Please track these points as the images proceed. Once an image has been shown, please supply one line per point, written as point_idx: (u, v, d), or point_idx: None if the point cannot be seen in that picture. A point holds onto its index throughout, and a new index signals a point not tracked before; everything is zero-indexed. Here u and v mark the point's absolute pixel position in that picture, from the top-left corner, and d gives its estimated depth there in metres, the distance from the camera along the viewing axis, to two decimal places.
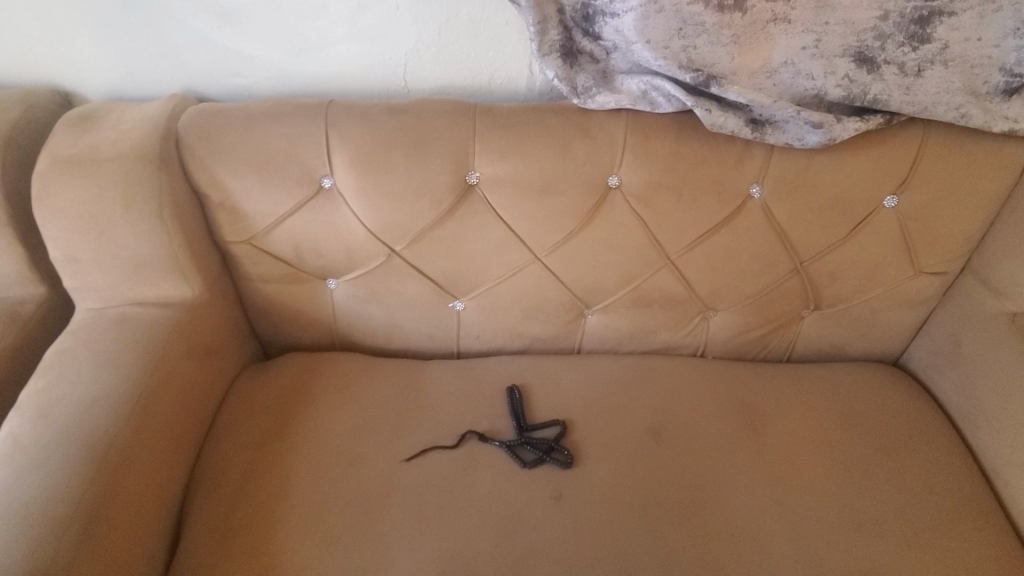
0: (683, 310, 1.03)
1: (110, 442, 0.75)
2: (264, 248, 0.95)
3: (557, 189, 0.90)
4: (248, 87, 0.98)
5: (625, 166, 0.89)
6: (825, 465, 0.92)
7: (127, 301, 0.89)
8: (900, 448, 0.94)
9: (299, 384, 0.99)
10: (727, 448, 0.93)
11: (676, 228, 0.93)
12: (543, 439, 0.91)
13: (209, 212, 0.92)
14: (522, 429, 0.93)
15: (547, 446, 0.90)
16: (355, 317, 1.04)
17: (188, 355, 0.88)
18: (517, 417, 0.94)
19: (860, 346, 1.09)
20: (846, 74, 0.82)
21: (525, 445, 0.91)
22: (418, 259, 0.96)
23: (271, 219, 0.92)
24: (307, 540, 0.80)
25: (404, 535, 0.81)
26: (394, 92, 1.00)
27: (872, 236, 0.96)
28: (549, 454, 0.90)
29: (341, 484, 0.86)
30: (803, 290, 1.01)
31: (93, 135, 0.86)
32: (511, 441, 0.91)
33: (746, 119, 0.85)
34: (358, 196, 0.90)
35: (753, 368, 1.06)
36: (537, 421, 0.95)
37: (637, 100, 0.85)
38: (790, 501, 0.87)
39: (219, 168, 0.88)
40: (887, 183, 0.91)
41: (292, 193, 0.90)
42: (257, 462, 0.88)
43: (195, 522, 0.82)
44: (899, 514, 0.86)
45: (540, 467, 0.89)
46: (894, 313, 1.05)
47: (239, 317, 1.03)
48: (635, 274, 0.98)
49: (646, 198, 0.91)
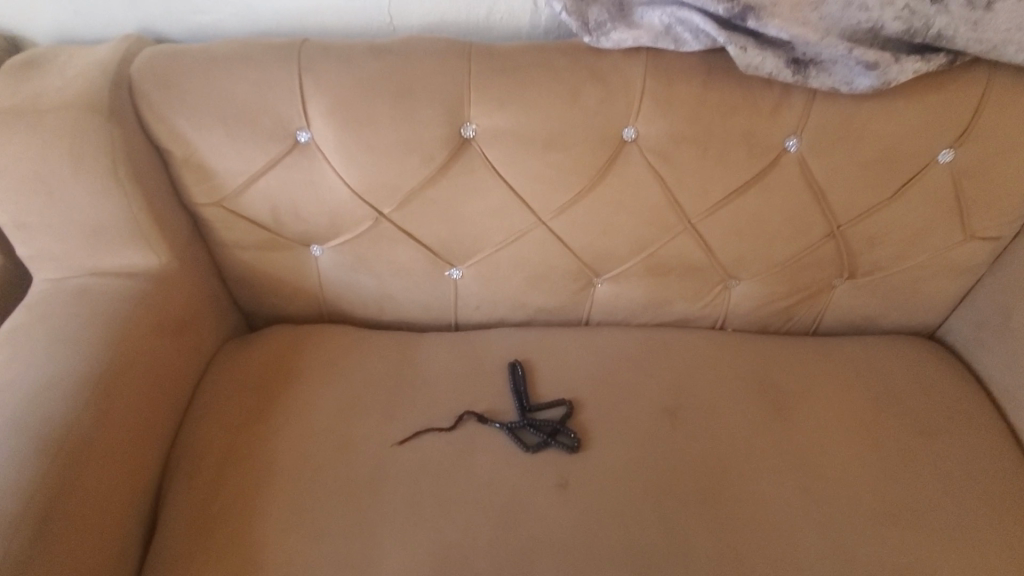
0: (703, 279, 0.93)
1: (70, 428, 0.68)
2: (238, 212, 0.86)
3: (565, 144, 0.79)
4: (213, 26, 0.86)
5: (643, 115, 0.77)
6: (857, 450, 0.84)
7: (88, 272, 0.81)
8: (939, 432, 0.86)
9: (284, 360, 0.92)
10: (749, 431, 0.85)
11: (699, 187, 0.83)
12: (546, 420, 0.83)
13: (173, 170, 0.82)
14: (525, 409, 0.85)
15: (550, 428, 0.83)
16: (343, 286, 0.95)
17: (157, 330, 0.80)
18: (519, 397, 0.86)
19: (895, 318, 1.00)
20: (907, 4, 0.70)
21: (528, 429, 0.83)
22: (409, 223, 0.87)
23: (243, 178, 0.82)
24: (291, 532, 0.74)
25: (396, 525, 0.75)
26: (378, 30, 0.88)
27: (919, 197, 0.85)
28: (552, 437, 0.82)
29: (327, 470, 0.79)
30: (837, 257, 0.91)
31: (34, 83, 0.75)
32: (513, 424, 0.84)
33: (787, 59, 0.73)
34: (339, 153, 0.80)
35: (776, 342, 0.97)
36: (540, 400, 0.87)
37: (658, 38, 0.74)
38: (819, 489, 0.80)
39: (181, 121, 0.78)
40: (942, 135, 0.80)
41: (264, 148, 0.79)
42: (239, 445, 0.82)
43: (172, 511, 0.76)
44: (937, 505, 0.79)
45: (542, 452, 0.82)
46: (935, 282, 0.95)
47: (215, 287, 0.94)
48: (651, 240, 0.88)
49: (665, 153, 0.80)
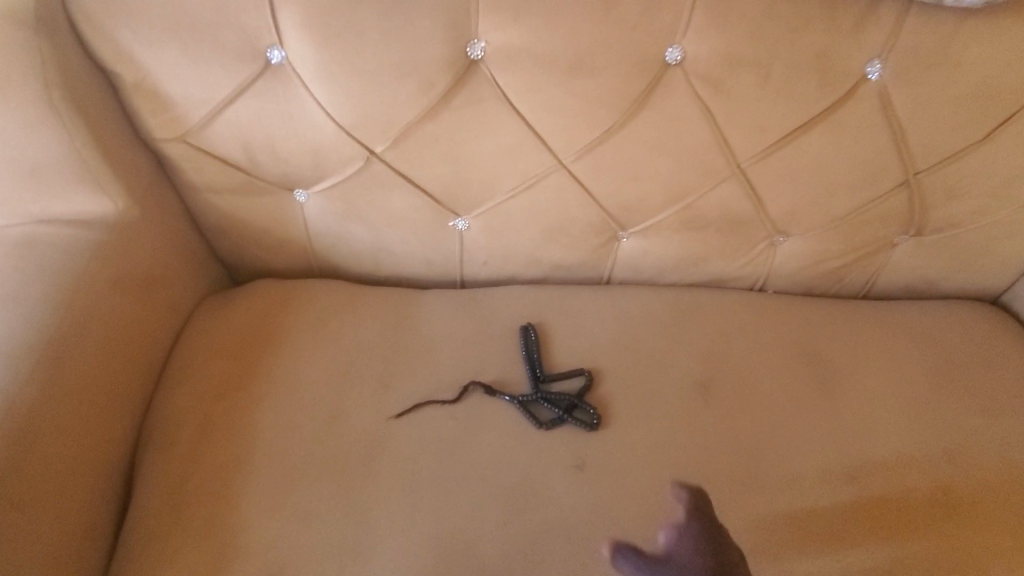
0: (746, 234, 0.80)
1: (13, 399, 0.59)
2: (206, 149, 0.73)
3: (594, 67, 0.65)
4: None
5: (692, 31, 0.63)
6: (912, 431, 0.74)
7: (33, 219, 0.69)
8: (1006, 413, 0.76)
9: (269, 319, 0.82)
10: (791, 407, 0.75)
11: (752, 124, 0.69)
12: (563, 395, 0.74)
13: (125, 97, 0.69)
14: (539, 381, 0.76)
15: (565, 403, 0.73)
16: (333, 237, 0.84)
17: (117, 287, 0.70)
18: (532, 367, 0.77)
19: (961, 281, 0.88)
20: None
21: (542, 403, 0.74)
22: (406, 165, 0.74)
23: (207, 108, 0.69)
24: (275, 514, 0.66)
25: (392, 509, 0.67)
26: None
27: (1015, 140, 0.71)
28: (569, 413, 0.73)
29: (316, 445, 0.71)
30: (905, 210, 0.78)
31: None
32: (526, 397, 0.74)
33: None
34: (320, 77, 0.66)
35: (824, 306, 0.86)
36: (555, 369, 0.77)
37: None
38: (868, 475, 0.71)
39: (126, 34, 0.64)
40: None
41: (230, 71, 0.66)
42: (217, 415, 0.73)
43: (144, 488, 0.68)
44: (1001, 497, 0.70)
45: (555, 429, 0.72)
46: (1015, 241, 0.82)
47: (189, 236, 0.83)
48: (690, 187, 0.75)
49: (715, 80, 0.66)
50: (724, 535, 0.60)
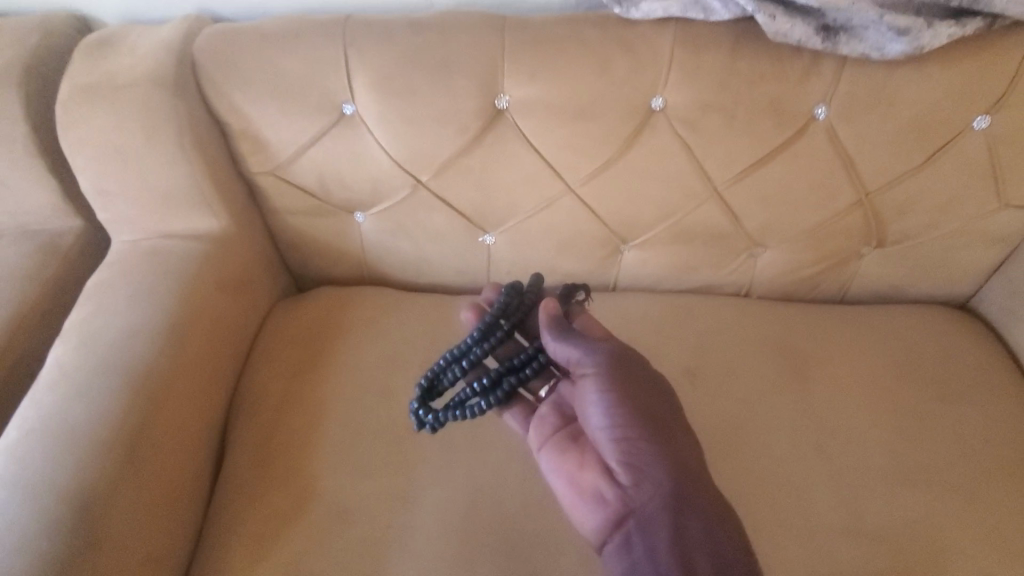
0: (729, 246, 0.95)
1: (149, 367, 0.76)
2: (288, 180, 0.93)
3: (595, 112, 0.82)
4: (264, 4, 0.93)
5: (671, 84, 0.79)
6: (874, 412, 0.85)
7: (160, 234, 0.90)
8: (960, 396, 0.87)
9: (330, 318, 0.99)
10: (768, 389, 0.87)
11: (727, 155, 0.85)
12: (510, 384, 0.71)
13: (232, 141, 0.89)
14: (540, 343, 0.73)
15: (474, 404, 0.70)
16: (383, 251, 1.02)
17: (217, 290, 0.88)
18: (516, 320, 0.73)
19: (925, 288, 1.00)
20: None
21: (462, 370, 0.72)
22: (446, 191, 0.92)
23: (295, 148, 0.88)
24: (338, 469, 0.82)
25: (431, 467, 0.82)
26: (417, 4, 0.92)
27: (953, 164, 0.84)
28: (464, 408, 0.70)
29: (370, 416, 0.87)
30: (866, 225, 0.92)
31: (110, 63, 0.83)
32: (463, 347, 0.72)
33: (817, 25, 0.73)
34: (381, 124, 0.85)
35: (801, 309, 0.99)
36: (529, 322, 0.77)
37: (688, 6, 0.76)
38: (835, 448, 0.81)
39: (239, 96, 0.84)
40: (976, 101, 0.78)
41: (314, 120, 0.86)
42: (290, 391, 0.90)
43: (235, 448, 0.85)
44: (953, 468, 0.79)
45: (414, 423, 0.73)
46: (969, 253, 0.95)
47: (270, 250, 1.03)
48: (678, 206, 0.91)
49: (693, 120, 0.82)
50: (637, 409, 0.66)
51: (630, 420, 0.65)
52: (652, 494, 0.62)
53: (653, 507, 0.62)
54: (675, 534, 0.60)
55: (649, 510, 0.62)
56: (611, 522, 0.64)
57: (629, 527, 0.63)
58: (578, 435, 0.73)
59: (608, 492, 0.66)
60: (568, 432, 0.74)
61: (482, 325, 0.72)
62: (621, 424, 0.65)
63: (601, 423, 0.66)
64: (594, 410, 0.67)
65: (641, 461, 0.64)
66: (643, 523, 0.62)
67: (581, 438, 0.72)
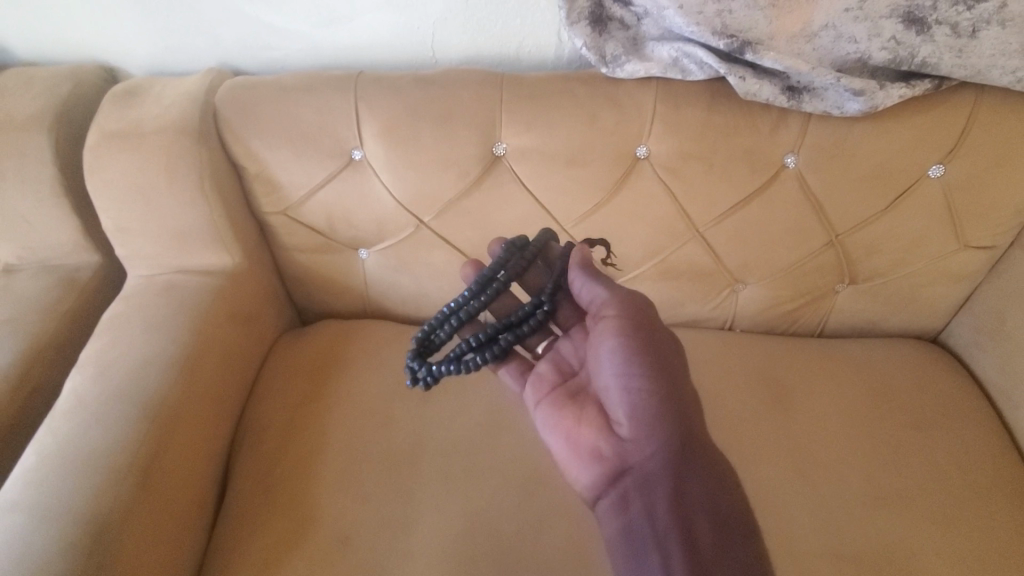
0: (712, 282, 1.02)
1: (162, 396, 0.80)
2: (298, 219, 0.99)
3: (585, 160, 0.89)
4: (280, 59, 1.01)
5: (654, 136, 0.87)
6: (852, 439, 0.90)
7: (174, 270, 0.95)
8: (933, 425, 0.91)
9: (334, 349, 1.04)
10: (751, 418, 0.92)
11: (706, 199, 0.92)
12: (508, 341, 0.70)
13: (247, 183, 0.95)
14: (542, 297, 0.71)
15: (469, 359, 0.69)
16: (385, 286, 1.07)
17: (227, 322, 0.93)
18: (516, 273, 0.68)
19: (897, 322, 1.06)
20: (893, 36, 0.76)
21: (456, 326, 0.69)
22: (446, 230, 0.98)
23: (305, 190, 0.95)
24: (340, 497, 0.84)
25: (430, 494, 0.85)
26: (421, 61, 1.00)
27: (914, 208, 0.91)
28: (460, 363, 0.69)
29: (371, 444, 0.90)
30: (838, 264, 0.98)
31: (136, 111, 0.89)
32: (458, 302, 0.69)
33: (782, 86, 0.81)
34: (387, 168, 0.92)
35: (782, 342, 1.05)
36: (528, 274, 0.73)
37: (667, 68, 0.83)
38: (816, 475, 0.85)
39: (255, 142, 0.91)
40: (930, 153, 0.86)
41: (324, 165, 0.92)
42: (294, 420, 0.93)
43: (240, 476, 0.87)
44: (927, 493, 0.84)
45: (407, 379, 0.72)
46: (936, 289, 1.01)
47: (277, 285, 1.08)
48: (663, 246, 0.97)
49: (675, 168, 0.89)
50: (653, 363, 0.66)
51: (644, 371, 0.65)
52: (656, 451, 0.62)
53: (654, 465, 0.61)
54: (675, 494, 0.60)
55: (650, 467, 0.62)
56: (605, 479, 0.64)
57: (626, 484, 0.63)
58: (575, 393, 0.72)
59: (607, 447, 0.65)
60: (564, 389, 0.73)
61: (480, 278, 0.68)
62: (635, 377, 0.65)
63: (613, 376, 0.66)
64: (607, 360, 0.67)
65: (649, 417, 0.63)
66: (641, 480, 0.62)
67: (577, 395, 0.72)
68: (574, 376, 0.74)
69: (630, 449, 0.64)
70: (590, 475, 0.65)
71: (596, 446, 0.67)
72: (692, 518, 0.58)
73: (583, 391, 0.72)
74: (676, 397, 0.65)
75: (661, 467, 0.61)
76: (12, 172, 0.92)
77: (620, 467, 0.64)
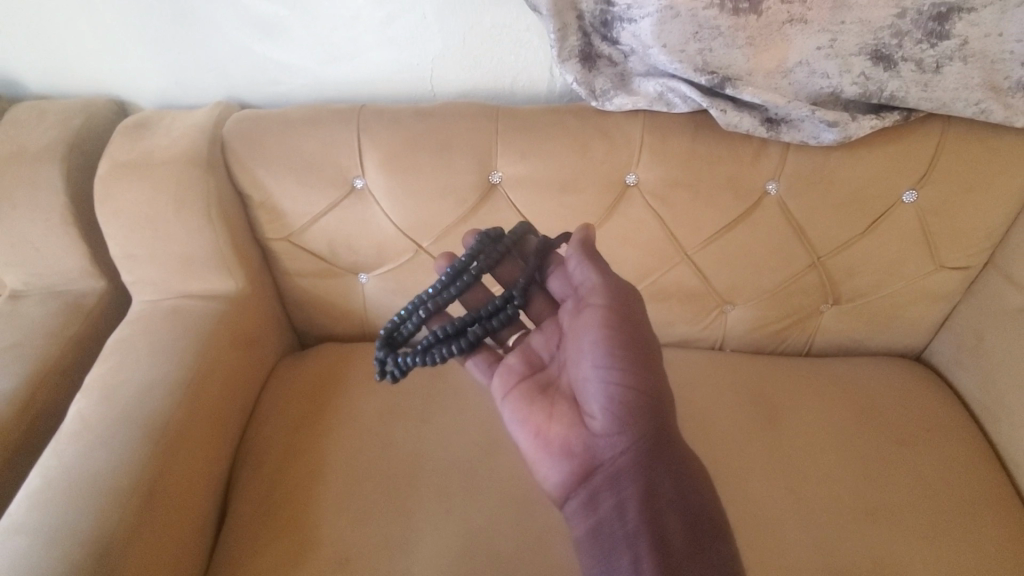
0: (701, 304, 1.05)
1: (165, 419, 0.81)
2: (300, 245, 1.02)
3: (577, 187, 0.94)
4: (285, 93, 1.06)
5: (642, 165, 0.92)
6: (839, 455, 0.92)
7: (178, 295, 0.98)
8: (917, 441, 0.94)
9: (333, 372, 1.06)
10: (742, 435, 0.94)
11: (694, 224, 0.96)
12: (474, 334, 0.74)
13: (252, 211, 0.99)
14: (513, 291, 0.75)
15: (437, 351, 0.73)
16: (385, 309, 1.10)
17: (230, 346, 0.95)
18: (489, 264, 0.72)
19: (881, 341, 1.10)
20: (862, 72, 0.82)
21: (424, 317, 0.73)
22: (444, 255, 1.02)
23: (308, 217, 0.98)
24: (340, 518, 0.86)
25: (429, 514, 0.86)
26: (421, 95, 1.05)
27: (890, 232, 0.96)
28: (427, 355, 0.73)
29: (371, 465, 0.92)
30: (822, 285, 1.02)
31: (147, 142, 0.93)
32: (431, 292, 0.72)
33: (761, 118, 0.86)
34: (388, 196, 0.96)
35: (771, 361, 1.08)
36: (502, 267, 0.77)
37: (653, 102, 0.89)
38: (805, 491, 0.88)
39: (261, 172, 0.95)
40: (903, 179, 0.91)
41: (327, 193, 0.96)
42: (294, 443, 0.95)
43: (240, 499, 0.88)
44: (913, 507, 0.86)
45: (374, 370, 0.74)
46: (916, 309, 1.05)
47: (278, 309, 1.10)
48: (654, 268, 1.01)
49: (663, 195, 0.94)
50: (629, 354, 0.65)
51: (619, 363, 0.65)
52: (626, 447, 0.62)
53: (624, 461, 0.62)
54: (645, 490, 0.60)
55: (621, 462, 0.62)
56: (576, 475, 0.65)
57: (596, 481, 0.63)
58: (545, 387, 0.73)
59: (577, 442, 0.66)
60: (534, 382, 0.74)
61: (453, 268, 0.72)
62: (609, 368, 0.65)
63: (588, 368, 0.67)
64: (588, 347, 0.67)
65: (621, 411, 0.63)
66: (611, 476, 0.62)
67: (549, 389, 0.73)
68: (545, 369, 0.75)
69: (601, 445, 0.64)
70: (559, 473, 0.66)
71: (567, 441, 0.67)
72: (662, 516, 0.58)
73: (553, 385, 0.73)
74: (649, 390, 0.64)
75: (631, 463, 0.62)
76: (24, 202, 0.95)
77: (591, 463, 0.64)
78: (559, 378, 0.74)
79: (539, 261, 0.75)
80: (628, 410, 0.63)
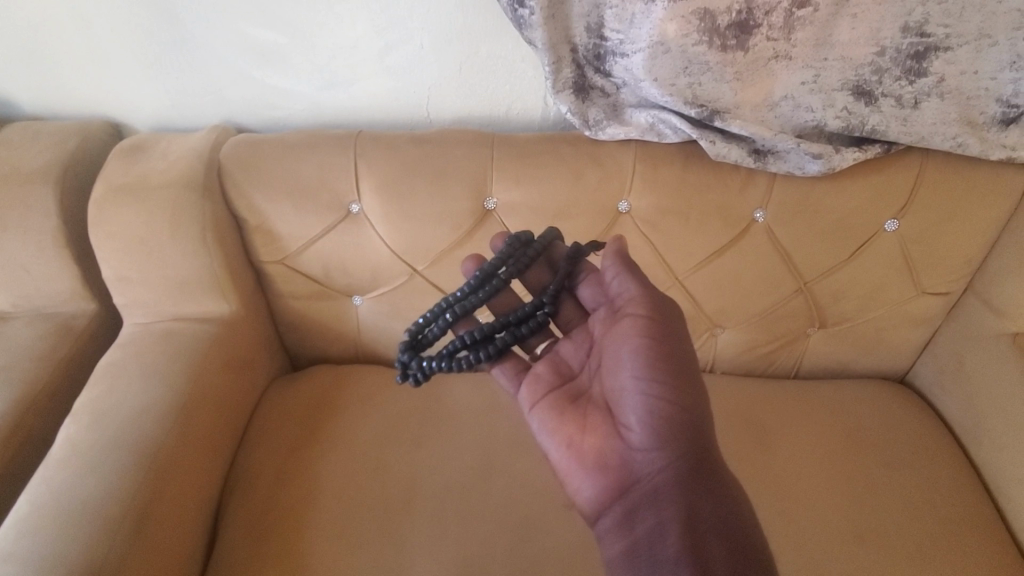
0: (691, 327, 1.07)
1: (158, 442, 0.81)
2: (294, 268, 1.02)
3: (571, 213, 0.95)
4: (282, 118, 1.07)
5: (634, 192, 0.94)
6: (830, 477, 0.93)
7: (171, 317, 0.97)
8: (904, 464, 0.96)
9: (326, 395, 1.05)
10: (733, 458, 0.95)
11: (684, 249, 0.98)
12: (503, 340, 0.73)
13: (247, 234, 0.99)
14: (543, 298, 0.75)
15: (463, 357, 0.72)
16: (378, 331, 1.10)
17: (223, 369, 0.94)
18: (517, 269, 0.72)
19: (865, 364, 1.12)
20: (845, 106, 0.85)
21: (450, 321, 0.71)
22: (439, 278, 1.02)
23: (303, 241, 0.99)
24: (332, 543, 0.85)
25: (423, 539, 0.86)
26: (416, 121, 1.07)
27: (874, 258, 0.99)
28: (453, 361, 0.72)
29: (364, 489, 0.91)
30: (808, 309, 1.05)
31: (142, 165, 0.94)
32: (455, 297, 0.71)
33: (748, 149, 0.89)
34: (383, 220, 0.97)
35: (760, 384, 1.10)
36: (530, 272, 0.78)
37: (645, 132, 0.91)
38: (797, 513, 0.89)
39: (257, 196, 0.95)
40: (885, 209, 0.94)
41: (323, 217, 0.97)
42: (287, 466, 0.94)
43: (231, 524, 0.87)
44: (902, 529, 0.87)
45: (396, 373, 0.73)
46: (899, 333, 1.08)
47: (271, 331, 1.10)
48: None
49: (654, 221, 0.96)
50: (670, 369, 0.66)
51: (659, 377, 0.65)
52: (666, 464, 0.63)
53: (663, 479, 0.62)
54: (686, 512, 0.60)
55: (659, 479, 0.63)
56: (613, 490, 0.65)
57: (634, 497, 0.64)
58: (576, 397, 0.74)
59: (614, 455, 0.67)
60: (564, 392, 0.75)
61: (480, 273, 0.71)
62: (649, 381, 0.65)
63: (627, 380, 0.67)
64: (625, 360, 0.68)
65: (661, 427, 0.64)
66: (650, 494, 0.63)
67: (580, 400, 0.73)
68: (576, 378, 0.76)
69: (640, 460, 0.65)
70: (593, 486, 0.67)
71: (603, 454, 0.68)
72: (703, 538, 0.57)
73: (585, 396, 0.74)
74: (689, 407, 0.65)
75: (671, 482, 0.62)
76: (15, 223, 0.94)
77: (628, 479, 0.65)
78: (591, 389, 0.74)
79: (571, 268, 0.76)
80: (668, 426, 0.64)
